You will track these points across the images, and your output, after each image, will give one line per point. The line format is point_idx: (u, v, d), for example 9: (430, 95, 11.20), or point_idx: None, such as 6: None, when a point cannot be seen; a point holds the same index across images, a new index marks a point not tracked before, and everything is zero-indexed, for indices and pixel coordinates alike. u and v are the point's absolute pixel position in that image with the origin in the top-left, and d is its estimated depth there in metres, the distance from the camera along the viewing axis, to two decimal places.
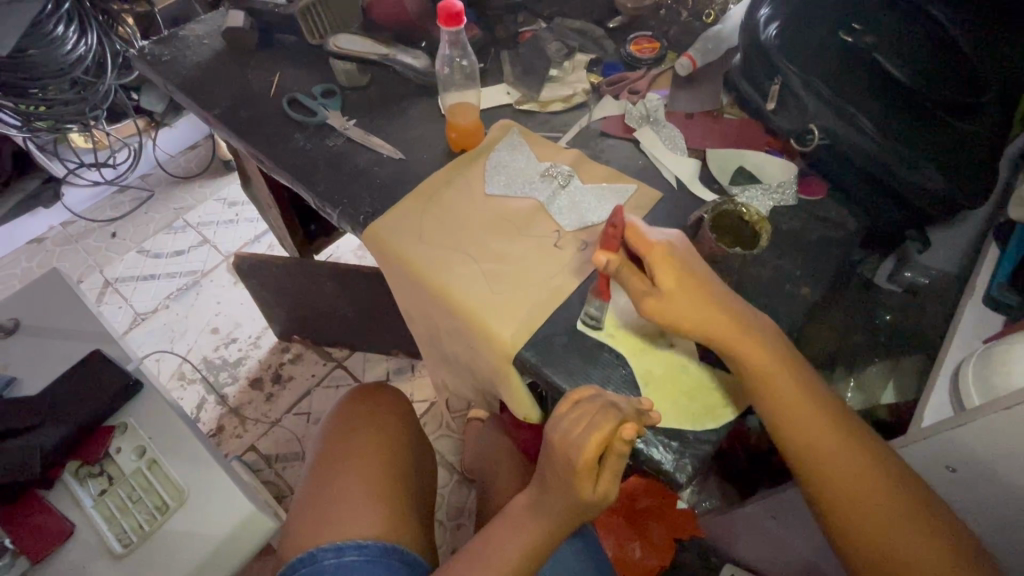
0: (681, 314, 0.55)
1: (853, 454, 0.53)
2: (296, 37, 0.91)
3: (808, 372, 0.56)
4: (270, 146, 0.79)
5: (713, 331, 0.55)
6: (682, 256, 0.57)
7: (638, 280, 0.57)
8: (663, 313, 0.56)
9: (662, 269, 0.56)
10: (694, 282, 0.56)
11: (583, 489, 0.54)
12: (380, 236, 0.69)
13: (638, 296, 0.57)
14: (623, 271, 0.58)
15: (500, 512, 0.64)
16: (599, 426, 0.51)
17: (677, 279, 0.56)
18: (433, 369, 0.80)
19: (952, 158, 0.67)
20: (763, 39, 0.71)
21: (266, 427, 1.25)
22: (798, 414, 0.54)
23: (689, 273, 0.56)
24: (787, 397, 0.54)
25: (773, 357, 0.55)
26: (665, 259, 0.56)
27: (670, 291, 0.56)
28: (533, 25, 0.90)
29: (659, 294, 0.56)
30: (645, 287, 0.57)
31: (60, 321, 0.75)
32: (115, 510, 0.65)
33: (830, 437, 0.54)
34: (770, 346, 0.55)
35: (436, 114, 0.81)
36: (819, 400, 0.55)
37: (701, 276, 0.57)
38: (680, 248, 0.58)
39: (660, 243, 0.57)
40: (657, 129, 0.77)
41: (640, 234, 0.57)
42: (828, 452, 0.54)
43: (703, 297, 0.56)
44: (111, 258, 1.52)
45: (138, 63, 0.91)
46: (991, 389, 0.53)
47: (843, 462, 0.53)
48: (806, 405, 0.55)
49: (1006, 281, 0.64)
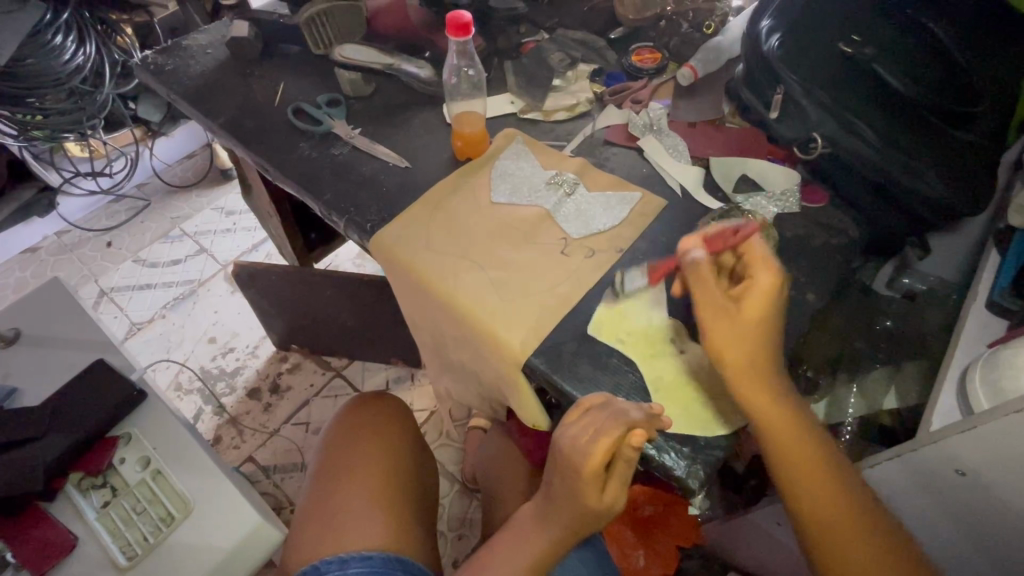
0: (734, 335, 0.56)
1: (838, 495, 0.54)
2: (299, 47, 0.92)
3: (803, 415, 0.57)
4: (275, 154, 0.79)
5: (735, 358, 0.55)
6: (782, 300, 0.56)
7: (716, 289, 0.57)
8: (725, 326, 0.56)
9: (751, 296, 0.56)
10: (769, 324, 0.56)
11: (590, 496, 0.54)
12: (387, 243, 0.69)
13: (708, 300, 0.57)
14: (704, 273, 0.58)
15: (507, 521, 0.64)
16: (606, 432, 0.51)
17: (758, 312, 0.56)
18: (438, 377, 0.79)
19: (950, 163, 0.69)
20: (766, 49, 0.71)
21: (264, 437, 1.24)
22: (792, 451, 0.55)
23: (772, 314, 0.56)
24: (783, 436, 0.55)
25: (773, 397, 0.55)
26: (766, 291, 0.56)
27: (744, 313, 0.56)
28: (535, 36, 0.91)
29: (728, 309, 0.57)
30: (717, 297, 0.57)
31: (62, 330, 0.75)
32: (119, 522, 0.64)
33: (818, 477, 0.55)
34: (774, 385, 0.56)
35: (441, 122, 0.82)
36: (813, 437, 0.56)
37: (779, 322, 0.57)
38: (781, 293, 0.56)
39: (771, 274, 0.56)
40: (661, 137, 0.78)
41: (756, 255, 0.58)
42: (816, 490, 0.55)
43: (769, 337, 0.56)
44: (107, 267, 1.51)
45: (140, 72, 0.91)
46: (999, 393, 0.53)
47: (829, 500, 0.54)
48: (799, 441, 0.55)
49: (1008, 286, 0.65)
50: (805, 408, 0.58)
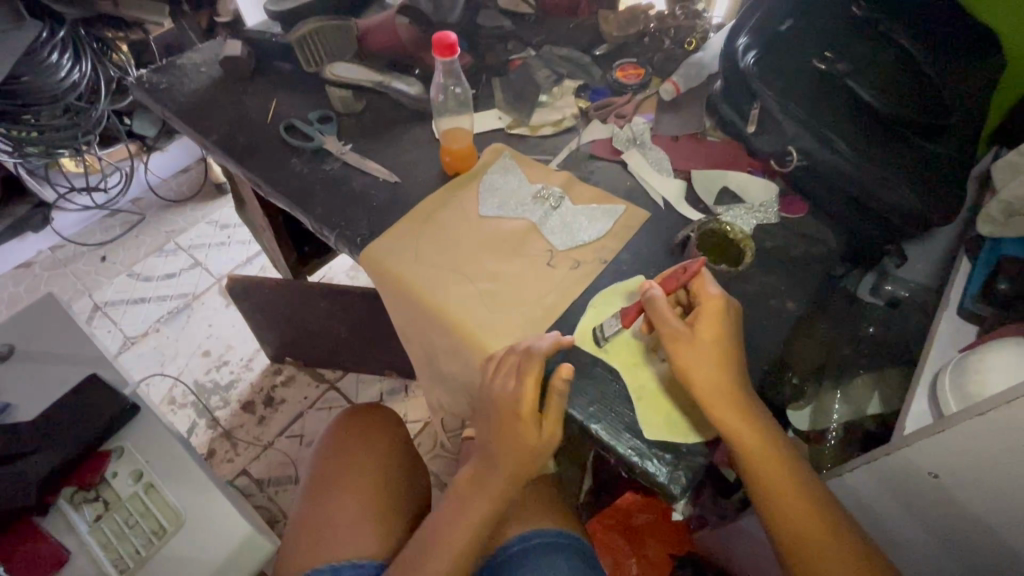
0: (700, 362, 0.56)
1: (807, 506, 0.56)
2: (292, 65, 0.94)
3: (773, 431, 0.58)
4: (267, 170, 0.81)
5: (702, 383, 0.56)
6: (733, 322, 0.58)
7: (677, 322, 0.58)
8: (687, 356, 0.57)
9: (705, 322, 0.57)
10: (727, 348, 0.57)
11: (529, 433, 0.58)
12: (376, 257, 0.71)
13: (670, 335, 0.58)
14: (663, 309, 0.58)
15: (449, 489, 0.66)
16: (527, 368, 0.58)
17: (715, 336, 0.57)
18: (429, 389, 0.80)
19: (921, 177, 0.71)
20: (743, 66, 0.74)
21: (258, 450, 1.24)
22: (763, 466, 0.56)
23: (729, 336, 0.58)
24: (755, 454, 0.56)
25: (743, 416, 0.56)
26: (716, 314, 0.58)
27: (702, 341, 0.57)
28: (522, 53, 0.94)
29: (689, 338, 0.57)
30: (679, 329, 0.58)
31: (56, 346, 0.76)
32: (111, 536, 0.64)
33: (786, 488, 0.56)
34: (743, 403, 0.56)
35: (430, 137, 0.84)
36: (781, 451, 0.58)
37: (735, 344, 0.58)
38: (733, 314, 0.59)
39: (717, 297, 0.58)
40: (645, 151, 0.80)
41: (703, 283, 0.59)
42: (784, 500, 0.56)
43: (729, 360, 0.57)
44: (101, 282, 1.52)
45: (135, 90, 0.92)
46: (967, 397, 0.55)
47: (801, 510, 0.56)
48: (768, 454, 0.57)
49: (979, 294, 0.67)
50: (772, 422, 0.59)
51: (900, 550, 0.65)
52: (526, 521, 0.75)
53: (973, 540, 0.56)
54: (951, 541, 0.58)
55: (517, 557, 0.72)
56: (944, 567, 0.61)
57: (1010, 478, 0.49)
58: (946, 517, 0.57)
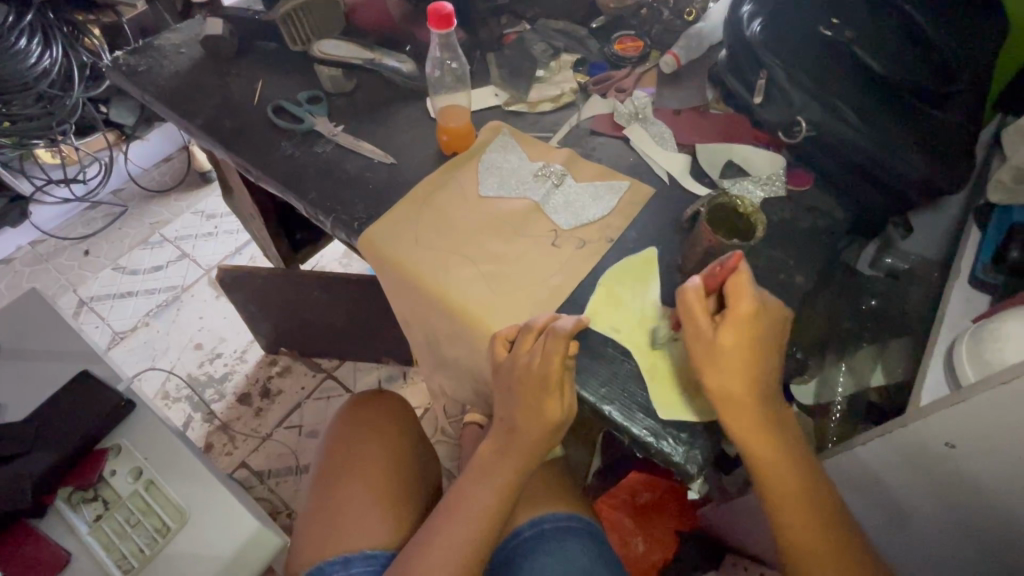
0: (719, 366, 0.54)
1: (810, 515, 0.56)
2: (276, 44, 0.90)
3: (789, 434, 0.56)
4: (256, 155, 0.77)
5: (720, 387, 0.54)
6: (762, 334, 0.54)
7: (702, 321, 0.55)
8: (705, 360, 0.55)
9: (730, 329, 0.53)
10: (751, 357, 0.54)
11: (550, 408, 0.57)
12: (375, 243, 0.69)
13: (694, 333, 0.55)
14: (693, 306, 0.55)
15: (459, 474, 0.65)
16: (553, 349, 0.55)
17: (739, 345, 0.53)
18: (429, 374, 0.78)
19: (928, 143, 0.70)
20: (748, 34, 0.71)
21: (257, 442, 1.23)
22: (771, 472, 0.56)
23: (755, 346, 0.54)
24: (764, 457, 0.55)
25: (757, 426, 0.54)
26: (744, 324, 0.53)
27: (723, 349, 0.54)
28: (516, 27, 0.91)
29: (710, 340, 0.54)
30: (703, 330, 0.55)
31: (42, 343, 0.72)
32: (113, 535, 0.63)
33: (791, 496, 0.56)
34: (759, 414, 0.54)
35: (426, 116, 0.81)
36: (793, 455, 0.56)
37: (764, 352, 0.54)
38: (765, 322, 0.54)
39: (752, 306, 0.53)
40: (647, 126, 0.78)
41: (739, 286, 0.53)
42: (789, 508, 0.56)
43: (754, 369, 0.54)
44: (85, 276, 1.47)
45: (111, 74, 0.88)
46: (986, 366, 0.55)
47: (801, 512, 0.56)
48: (779, 462, 0.55)
49: (990, 263, 0.67)
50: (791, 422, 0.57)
51: (908, 519, 0.65)
52: (536, 505, 0.75)
53: (985, 506, 0.56)
54: (962, 509, 0.59)
55: (531, 541, 0.71)
56: (954, 534, 0.62)
57: None
58: (960, 486, 0.57)
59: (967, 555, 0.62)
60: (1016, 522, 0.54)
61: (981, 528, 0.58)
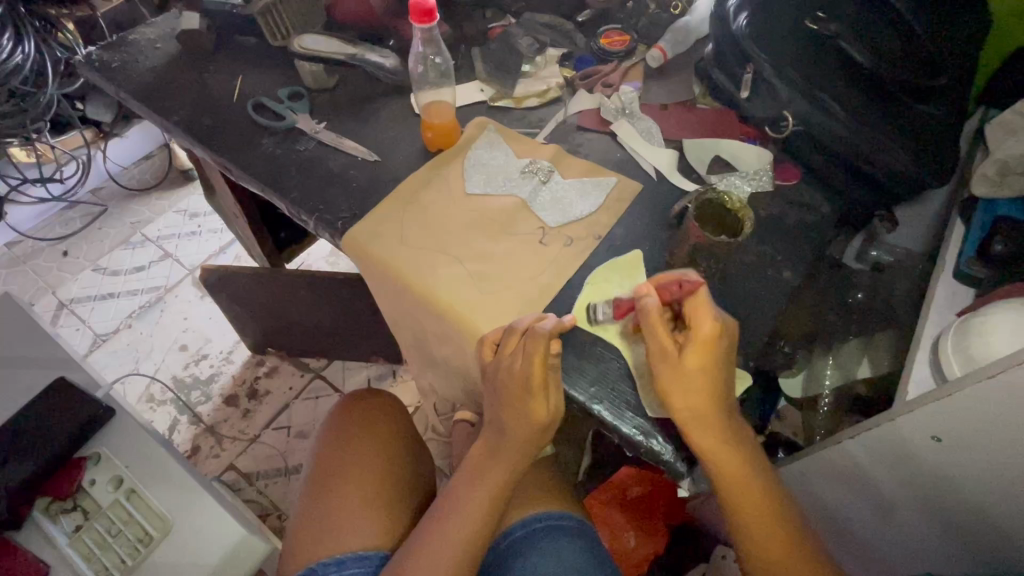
0: (683, 382, 0.54)
1: (772, 527, 0.55)
2: (256, 39, 0.88)
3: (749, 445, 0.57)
4: (236, 153, 0.76)
5: (683, 403, 0.54)
6: (724, 350, 0.54)
7: (664, 339, 0.54)
8: (670, 380, 0.54)
9: (693, 346, 0.53)
10: (713, 373, 0.54)
11: (537, 407, 0.56)
12: (359, 242, 0.67)
13: (657, 351, 0.55)
14: (653, 324, 0.54)
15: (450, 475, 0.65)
16: (535, 349, 0.55)
17: (702, 362, 0.54)
18: (418, 373, 0.77)
19: (913, 137, 0.70)
20: (735, 29, 0.71)
21: (245, 444, 1.21)
22: (732, 486, 0.56)
23: (715, 362, 0.54)
24: (726, 470, 0.55)
25: (718, 440, 0.54)
26: (706, 342, 0.53)
27: (687, 366, 0.54)
28: (502, 21, 0.89)
29: (674, 357, 0.54)
30: (666, 348, 0.54)
31: (14, 349, 0.70)
32: (93, 547, 0.62)
33: (754, 508, 0.56)
34: (720, 428, 0.55)
35: (410, 113, 0.79)
36: (754, 466, 0.56)
37: (723, 371, 0.55)
38: (726, 340, 0.54)
39: (712, 326, 0.53)
40: (634, 122, 0.77)
41: (699, 304, 0.54)
42: (752, 520, 0.56)
43: (714, 388, 0.54)
44: (65, 278, 1.44)
45: (84, 70, 0.85)
46: (971, 360, 0.55)
47: (766, 522, 0.56)
48: (741, 474, 0.56)
49: (975, 255, 0.67)
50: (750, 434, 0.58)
51: (894, 512, 0.66)
52: (527, 505, 0.74)
53: (969, 499, 0.57)
54: (948, 502, 0.59)
55: (524, 540, 0.71)
56: (939, 526, 0.62)
57: (1010, 441, 0.49)
58: (947, 480, 0.57)
59: (953, 546, 0.63)
60: (1001, 513, 0.55)
61: (967, 520, 0.59)
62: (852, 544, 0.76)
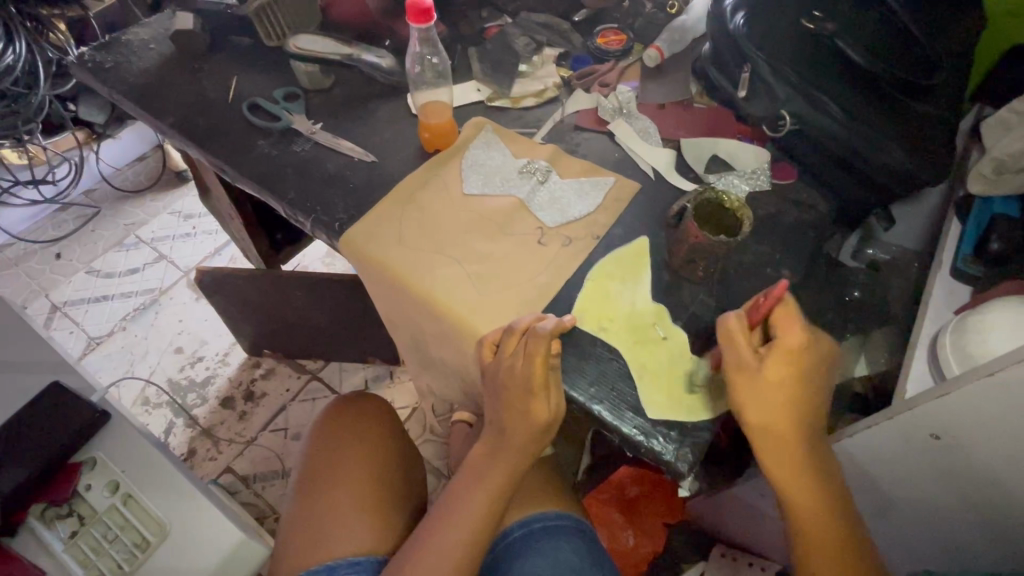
0: (762, 394, 0.53)
1: (834, 543, 0.55)
2: (250, 39, 0.87)
3: (822, 458, 0.56)
4: (231, 154, 0.75)
5: (759, 415, 0.53)
6: (808, 364, 0.53)
7: (743, 352, 0.53)
8: (749, 392, 0.53)
9: (773, 360, 0.53)
10: (794, 387, 0.53)
11: (538, 408, 0.56)
12: (356, 243, 0.67)
13: (736, 363, 0.54)
14: (735, 336, 0.54)
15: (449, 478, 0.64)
16: (536, 350, 0.54)
17: (783, 375, 0.53)
18: (416, 375, 0.77)
19: (909, 136, 0.70)
20: (732, 28, 0.71)
21: (241, 446, 1.20)
22: (796, 496, 0.55)
23: (797, 376, 0.53)
24: (792, 480, 0.55)
25: (793, 452, 0.54)
26: (790, 356, 0.53)
27: (767, 379, 0.53)
28: (498, 20, 0.89)
29: (754, 370, 0.53)
30: (746, 360, 0.53)
31: None
32: (90, 553, 0.61)
33: (815, 521, 0.55)
34: (796, 443, 0.54)
35: (407, 113, 0.79)
36: (824, 478, 0.55)
37: (805, 386, 0.54)
38: (809, 354, 0.53)
39: (797, 340, 0.53)
40: (631, 121, 0.77)
41: (784, 318, 0.53)
42: (809, 527, 0.56)
43: (793, 401, 0.53)
44: (58, 281, 1.43)
45: (76, 70, 0.85)
46: (969, 358, 0.55)
47: (825, 529, 0.55)
48: (812, 489, 0.55)
49: (971, 254, 0.68)
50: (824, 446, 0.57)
51: (893, 510, 0.66)
52: (526, 506, 0.74)
53: (968, 496, 0.57)
54: (946, 499, 0.59)
55: (522, 541, 0.71)
56: (938, 524, 0.63)
57: (1009, 438, 0.50)
58: (945, 477, 0.58)
59: (951, 543, 0.63)
60: (999, 510, 0.55)
61: (968, 517, 0.59)
62: None
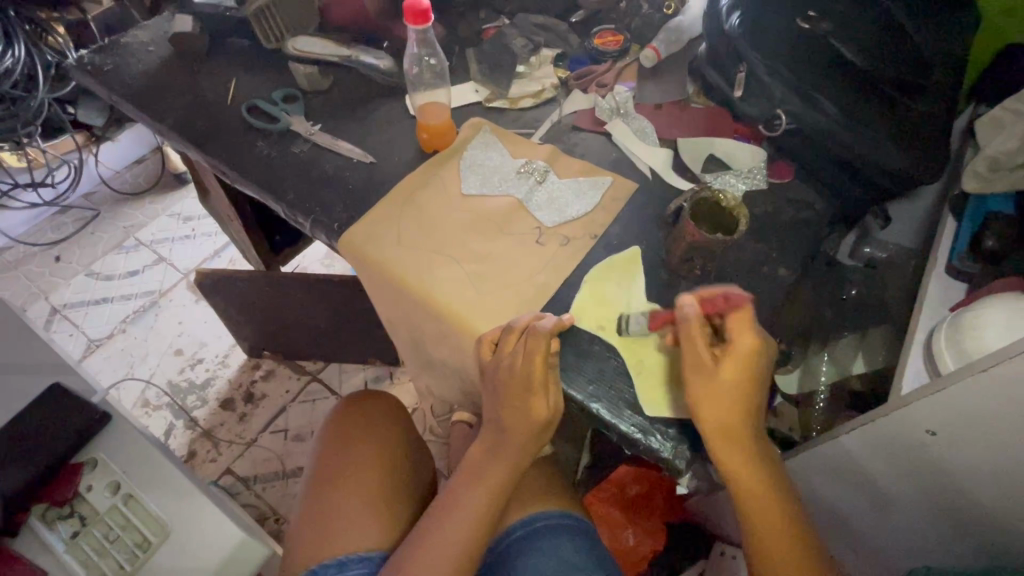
0: (718, 394, 0.53)
1: (787, 540, 0.55)
2: (249, 41, 0.88)
3: (770, 457, 0.57)
4: (230, 155, 0.75)
5: (713, 414, 0.53)
6: (762, 366, 0.54)
7: (699, 351, 0.54)
8: (704, 391, 0.54)
9: (729, 360, 0.54)
10: (748, 387, 0.54)
11: (537, 405, 0.56)
12: (356, 244, 0.67)
13: (693, 362, 0.55)
14: (692, 334, 0.55)
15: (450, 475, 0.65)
16: (535, 348, 0.55)
17: (739, 377, 0.54)
18: (415, 375, 0.77)
19: (905, 134, 0.71)
20: (726, 29, 0.73)
21: (242, 447, 1.20)
22: (749, 493, 0.56)
23: (752, 377, 0.54)
24: (746, 479, 0.55)
25: (743, 451, 0.55)
26: (745, 357, 0.54)
27: (722, 378, 0.53)
28: (496, 21, 0.89)
29: (710, 369, 0.54)
30: (703, 359, 0.54)
31: None
32: (93, 553, 0.62)
33: (771, 516, 0.56)
34: (749, 445, 0.55)
35: (406, 113, 0.79)
36: (774, 477, 0.56)
37: (758, 387, 0.55)
38: (764, 356, 0.54)
39: (753, 342, 0.54)
40: (629, 121, 0.78)
41: (741, 320, 0.54)
42: (763, 524, 0.56)
43: (747, 401, 0.54)
44: (58, 284, 1.43)
45: (76, 73, 0.85)
46: (965, 355, 0.55)
47: (779, 527, 0.56)
48: (763, 492, 0.56)
49: (965, 251, 0.68)
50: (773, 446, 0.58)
51: (890, 506, 0.67)
52: (526, 505, 0.74)
53: (965, 491, 0.57)
54: (942, 495, 0.60)
55: (523, 540, 0.71)
56: (935, 519, 0.63)
57: (1004, 433, 0.50)
58: (941, 472, 0.58)
59: (948, 539, 0.64)
60: (994, 504, 0.56)
61: (963, 512, 0.60)
62: (849, 538, 0.76)
